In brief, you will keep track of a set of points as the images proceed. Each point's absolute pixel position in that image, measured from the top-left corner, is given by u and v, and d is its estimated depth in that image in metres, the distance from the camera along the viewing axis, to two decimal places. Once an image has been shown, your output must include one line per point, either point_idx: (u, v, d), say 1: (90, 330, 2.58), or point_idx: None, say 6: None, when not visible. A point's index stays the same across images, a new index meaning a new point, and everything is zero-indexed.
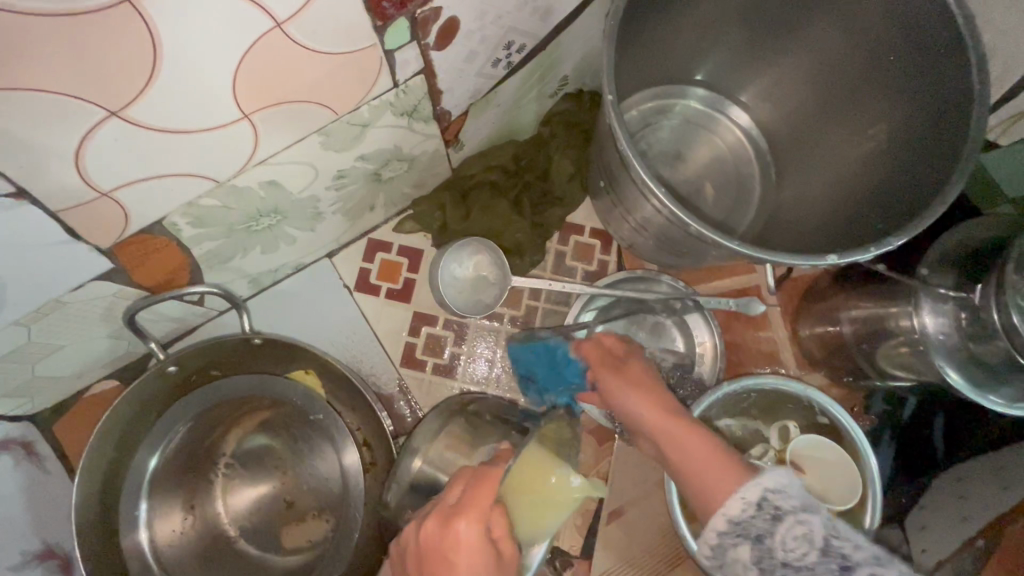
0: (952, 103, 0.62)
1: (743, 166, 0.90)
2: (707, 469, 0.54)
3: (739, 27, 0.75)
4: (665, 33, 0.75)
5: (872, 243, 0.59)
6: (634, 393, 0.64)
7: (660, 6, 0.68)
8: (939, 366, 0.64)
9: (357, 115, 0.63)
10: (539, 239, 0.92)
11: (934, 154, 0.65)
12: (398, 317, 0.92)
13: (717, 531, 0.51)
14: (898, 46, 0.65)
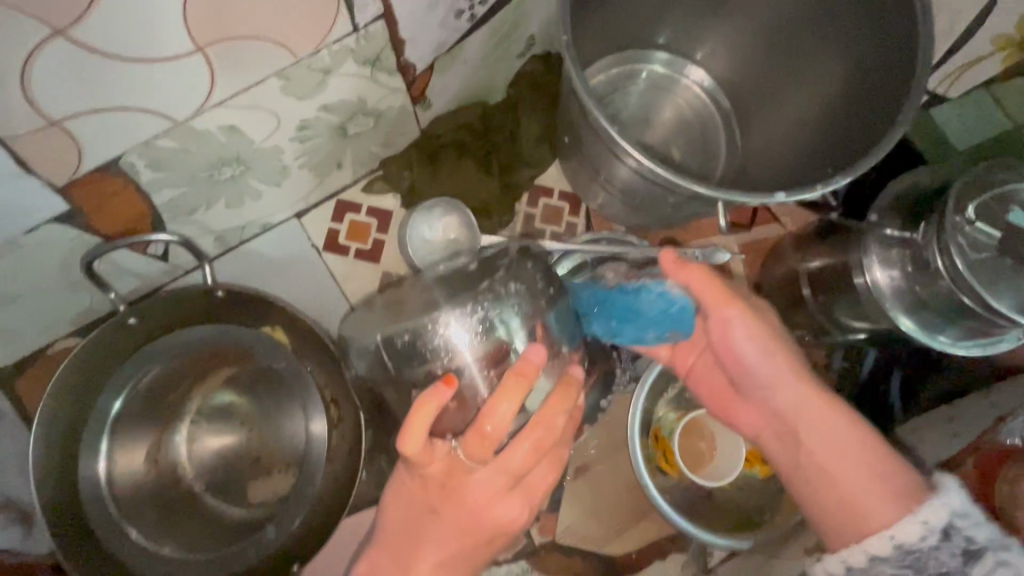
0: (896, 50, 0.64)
1: (707, 127, 0.91)
2: (868, 482, 0.55)
3: None
4: None
5: (821, 183, 0.61)
6: (773, 350, 0.63)
7: None
8: (893, 315, 0.67)
9: (317, 60, 0.63)
10: (508, 200, 0.93)
11: (884, 100, 0.67)
12: (369, 277, 0.93)
13: (871, 554, 0.51)
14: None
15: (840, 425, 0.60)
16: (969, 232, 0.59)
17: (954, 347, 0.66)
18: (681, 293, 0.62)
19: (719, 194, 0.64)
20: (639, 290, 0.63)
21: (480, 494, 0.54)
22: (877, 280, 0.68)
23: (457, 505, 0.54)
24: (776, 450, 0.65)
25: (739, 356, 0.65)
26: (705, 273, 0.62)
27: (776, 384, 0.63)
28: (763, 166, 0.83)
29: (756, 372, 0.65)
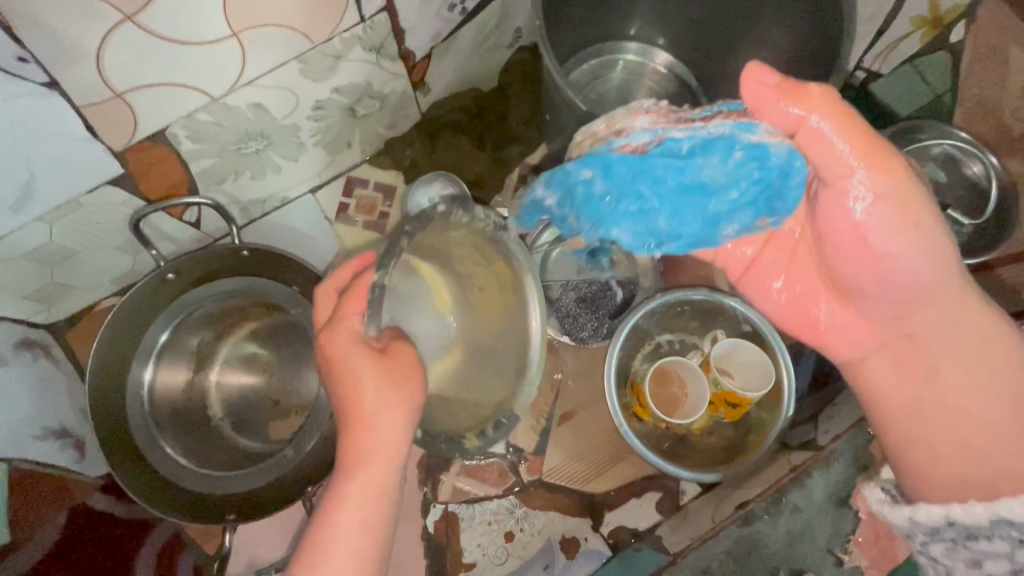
0: (823, 28, 0.76)
1: (679, 106, 1.02)
2: (1001, 431, 0.58)
3: None
4: None
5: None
6: (932, 259, 0.57)
7: None
8: None
9: (330, 46, 0.74)
10: (499, 174, 1.04)
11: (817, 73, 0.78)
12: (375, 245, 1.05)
13: (993, 516, 0.53)
14: None
15: (1015, 383, 0.58)
16: None
17: None
18: (778, 148, 0.57)
19: None
20: (711, 149, 0.58)
21: (340, 359, 0.55)
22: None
23: (339, 380, 0.56)
24: (887, 370, 0.64)
25: (896, 261, 0.58)
26: (845, 126, 0.52)
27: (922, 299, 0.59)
28: None
29: (910, 283, 0.59)
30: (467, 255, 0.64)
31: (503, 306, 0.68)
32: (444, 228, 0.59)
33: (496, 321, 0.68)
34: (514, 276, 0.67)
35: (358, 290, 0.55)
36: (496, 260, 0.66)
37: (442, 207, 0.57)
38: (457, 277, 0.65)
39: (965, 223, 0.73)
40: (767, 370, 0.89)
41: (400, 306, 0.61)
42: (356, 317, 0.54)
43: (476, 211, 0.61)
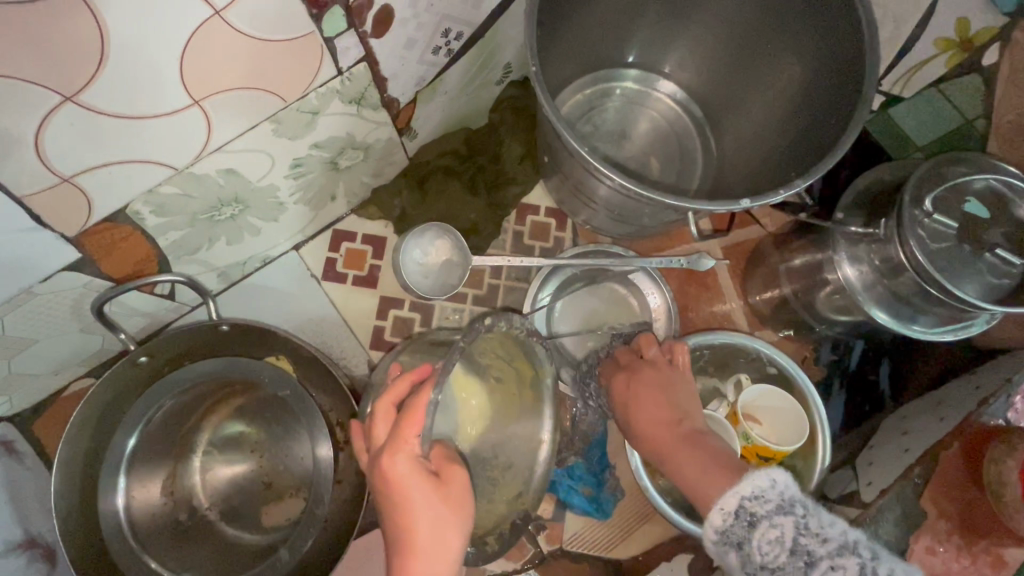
0: (843, 54, 0.71)
1: (684, 137, 0.99)
2: (702, 479, 0.62)
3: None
4: (590, 11, 0.82)
5: (782, 187, 0.67)
6: (641, 393, 0.73)
7: None
8: (867, 309, 0.69)
9: (305, 102, 0.67)
10: (495, 218, 0.97)
11: (835, 102, 0.73)
12: (366, 302, 0.97)
13: (716, 529, 0.58)
14: (790, 8, 0.75)
15: (689, 441, 0.66)
16: (929, 224, 0.62)
17: (926, 331, 0.68)
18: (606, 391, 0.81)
19: (695, 202, 0.70)
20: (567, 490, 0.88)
21: (399, 484, 0.55)
22: (846, 277, 0.70)
23: (393, 505, 0.56)
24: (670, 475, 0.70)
25: (630, 404, 0.74)
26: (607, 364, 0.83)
27: (649, 420, 0.71)
28: (738, 169, 0.90)
29: (638, 422, 0.72)
30: (490, 348, 0.67)
31: (520, 402, 0.69)
32: (482, 336, 0.63)
33: (517, 410, 0.69)
34: (534, 375, 0.69)
35: (417, 408, 0.55)
36: (518, 356, 0.68)
37: (488, 321, 0.61)
38: (479, 369, 0.68)
39: (1016, 263, 0.61)
40: (798, 416, 0.85)
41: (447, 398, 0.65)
42: (414, 440, 0.55)
43: (512, 319, 0.64)
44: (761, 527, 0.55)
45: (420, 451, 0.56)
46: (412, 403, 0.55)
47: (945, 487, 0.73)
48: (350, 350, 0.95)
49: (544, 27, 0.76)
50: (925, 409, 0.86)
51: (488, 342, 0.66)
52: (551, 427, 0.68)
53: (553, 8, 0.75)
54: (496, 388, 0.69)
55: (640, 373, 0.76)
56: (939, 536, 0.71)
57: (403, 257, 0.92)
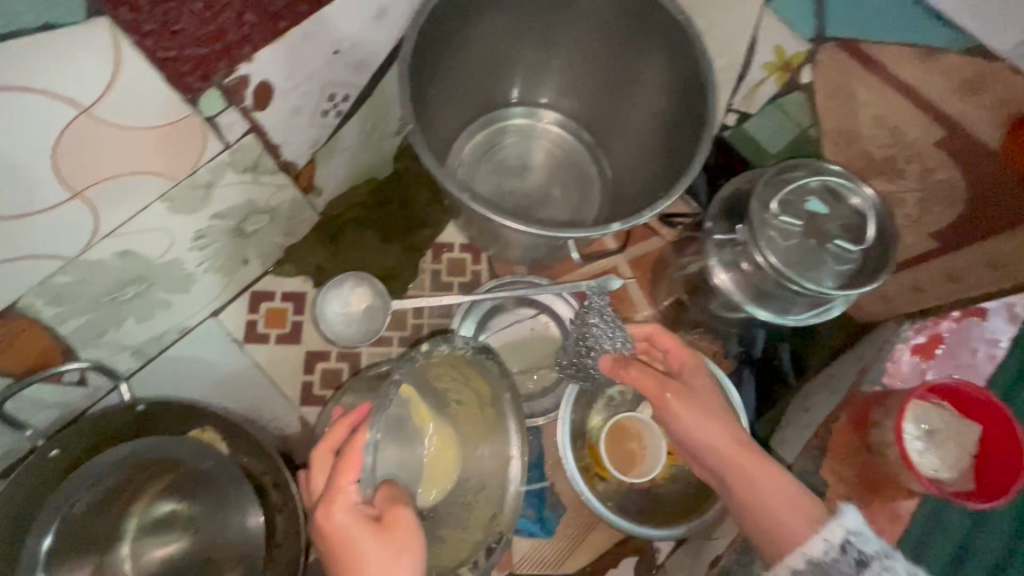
0: (689, 79, 0.80)
1: (580, 163, 1.06)
2: (784, 512, 0.65)
3: (525, 41, 0.91)
4: (466, 59, 0.88)
5: (647, 208, 0.75)
6: (705, 417, 0.70)
7: (448, 41, 0.82)
8: (745, 307, 0.77)
9: (196, 178, 0.69)
10: (411, 261, 1.00)
11: (691, 122, 0.82)
12: (292, 359, 0.97)
13: (791, 568, 0.63)
14: (640, 41, 0.84)
15: (765, 469, 0.67)
16: (779, 224, 0.71)
17: (800, 319, 0.76)
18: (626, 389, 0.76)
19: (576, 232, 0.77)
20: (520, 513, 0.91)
21: (339, 535, 0.57)
22: (723, 283, 0.78)
23: (342, 557, 0.58)
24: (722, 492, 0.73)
25: (691, 427, 0.70)
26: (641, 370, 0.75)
27: (717, 445, 0.69)
28: (631, 188, 0.98)
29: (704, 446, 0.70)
30: (444, 373, 0.71)
31: (484, 420, 0.73)
32: (428, 363, 0.68)
33: (481, 431, 0.73)
34: (492, 392, 0.73)
35: (353, 451, 0.58)
36: (473, 376, 0.72)
37: (425, 348, 0.66)
38: (438, 395, 0.72)
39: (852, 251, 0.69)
40: None
41: (393, 426, 0.65)
42: (351, 487, 0.58)
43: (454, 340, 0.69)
44: (870, 566, 0.61)
45: (359, 496, 0.58)
46: (348, 449, 0.58)
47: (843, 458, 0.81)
48: (281, 409, 0.95)
49: (424, 80, 0.82)
50: (822, 386, 0.94)
51: (440, 365, 0.70)
52: (518, 443, 0.71)
53: (429, 61, 0.81)
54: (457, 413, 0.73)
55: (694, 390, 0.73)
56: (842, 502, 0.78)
57: (325, 309, 0.94)
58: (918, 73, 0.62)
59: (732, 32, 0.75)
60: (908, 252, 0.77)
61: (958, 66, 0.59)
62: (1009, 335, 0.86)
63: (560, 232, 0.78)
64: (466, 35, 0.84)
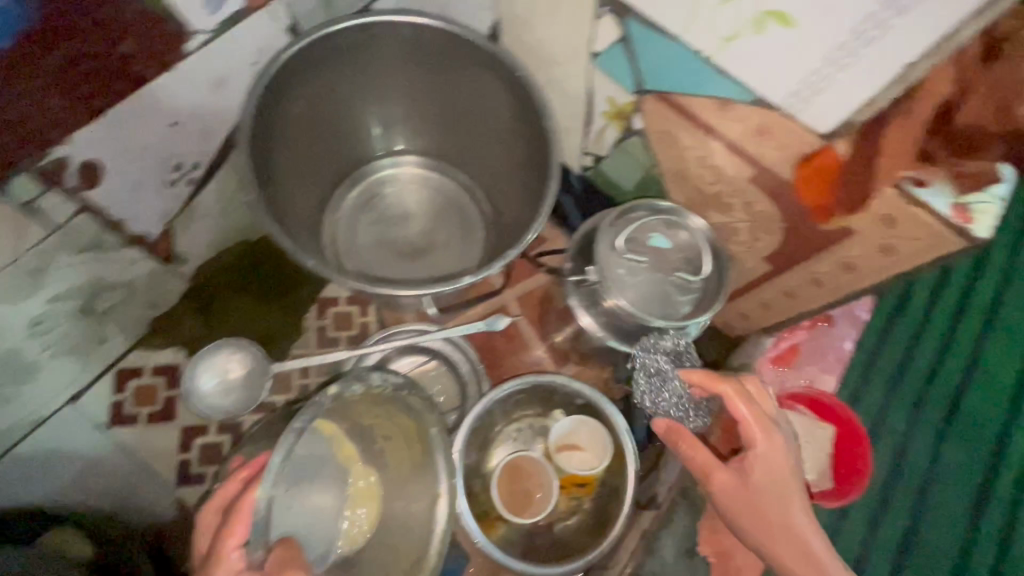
0: (536, 121, 0.80)
1: (465, 206, 1.02)
2: None
3: (381, 92, 0.88)
4: (319, 115, 0.85)
5: (498, 259, 0.77)
6: (786, 509, 0.67)
7: (289, 99, 0.78)
8: (608, 341, 0.81)
9: (21, 266, 0.66)
10: (292, 320, 0.98)
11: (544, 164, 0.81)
12: (166, 438, 0.91)
13: None
14: (490, 87, 0.83)
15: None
16: (626, 260, 0.76)
17: (658, 348, 0.80)
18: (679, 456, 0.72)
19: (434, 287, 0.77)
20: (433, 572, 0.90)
21: None
22: (587, 325, 0.81)
23: None
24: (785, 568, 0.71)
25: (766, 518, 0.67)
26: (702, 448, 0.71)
27: (773, 544, 0.66)
28: (509, 229, 0.95)
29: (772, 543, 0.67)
30: (368, 410, 0.71)
31: (412, 457, 0.71)
32: (346, 399, 0.68)
33: (410, 470, 0.71)
34: (419, 428, 0.70)
35: (240, 511, 0.58)
36: (398, 413, 0.71)
37: (333, 391, 0.65)
38: (360, 431, 0.73)
39: (692, 280, 0.75)
40: (604, 436, 0.93)
41: (302, 469, 0.67)
42: (234, 551, 0.58)
43: (370, 379, 0.68)
44: None
45: (244, 563, 0.58)
46: (236, 507, 0.58)
47: None
48: (157, 493, 0.89)
49: (271, 143, 0.78)
50: None
51: (363, 402, 0.69)
52: (446, 481, 0.67)
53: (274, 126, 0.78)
54: (393, 445, 0.73)
55: (754, 479, 0.67)
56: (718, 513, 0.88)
57: (196, 383, 0.89)
58: (722, 122, 0.67)
59: (574, 82, 0.80)
60: (750, 273, 0.85)
61: (748, 116, 0.64)
62: (853, 338, 0.95)
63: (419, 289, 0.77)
64: (312, 91, 0.81)
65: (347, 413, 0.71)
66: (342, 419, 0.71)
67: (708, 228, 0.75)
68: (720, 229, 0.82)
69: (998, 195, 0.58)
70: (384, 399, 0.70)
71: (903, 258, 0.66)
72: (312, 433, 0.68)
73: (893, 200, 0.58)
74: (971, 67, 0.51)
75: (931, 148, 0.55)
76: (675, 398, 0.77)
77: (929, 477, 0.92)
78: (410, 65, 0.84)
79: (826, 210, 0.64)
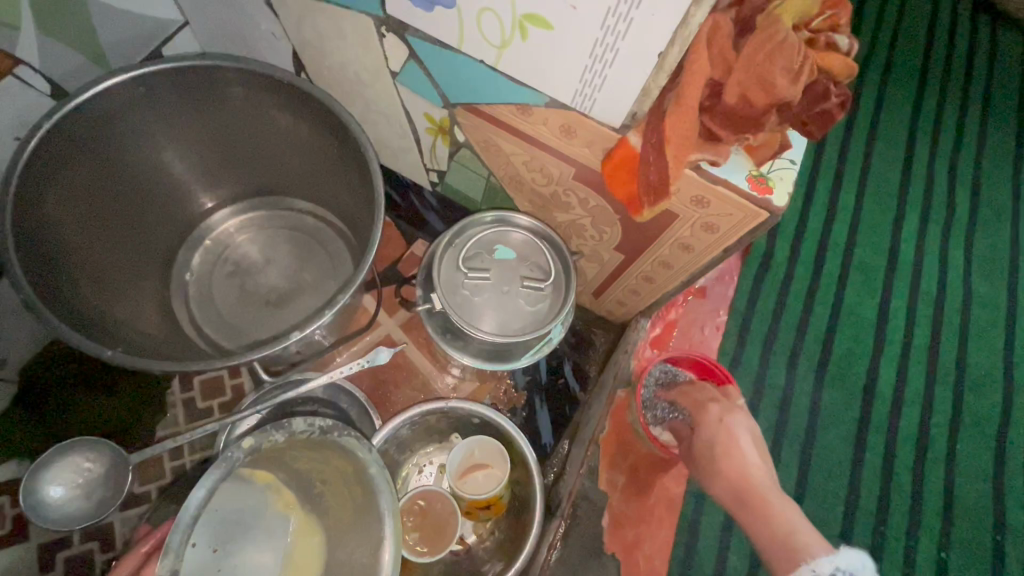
0: (342, 133, 0.72)
1: (319, 237, 0.93)
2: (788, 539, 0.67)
3: (178, 137, 0.79)
4: (109, 176, 0.75)
5: (330, 305, 0.72)
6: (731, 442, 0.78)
7: (57, 167, 0.67)
8: (482, 366, 0.78)
9: None
10: (150, 401, 0.90)
11: (367, 177, 0.73)
12: (24, 559, 0.82)
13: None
14: (288, 110, 0.75)
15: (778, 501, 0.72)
16: (470, 279, 0.73)
17: (529, 359, 0.79)
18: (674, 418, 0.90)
19: (266, 346, 0.70)
20: None
21: None
22: (457, 356, 0.78)
23: None
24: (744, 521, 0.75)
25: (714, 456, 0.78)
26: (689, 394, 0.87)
27: (721, 471, 0.76)
28: (360, 252, 0.87)
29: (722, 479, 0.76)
30: (301, 452, 0.59)
31: (354, 501, 0.58)
32: (272, 443, 0.58)
33: (353, 514, 0.57)
34: (356, 469, 0.58)
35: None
36: (331, 456, 0.59)
37: (247, 442, 0.57)
38: (300, 479, 0.59)
39: (541, 286, 0.73)
40: (496, 445, 0.91)
41: (227, 527, 0.54)
42: None
43: (292, 424, 0.59)
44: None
45: None
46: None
47: (613, 463, 0.92)
48: None
49: (42, 223, 0.67)
50: None
51: (291, 448, 0.59)
52: (390, 522, 0.55)
53: (54, 202, 0.69)
54: (336, 484, 0.59)
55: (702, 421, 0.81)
56: (624, 506, 0.90)
57: (41, 493, 0.78)
58: (528, 126, 0.65)
59: (388, 103, 0.77)
60: (609, 264, 0.84)
61: (551, 117, 0.62)
62: (725, 306, 1.00)
63: (249, 353, 0.70)
64: (87, 152, 0.71)
65: (274, 459, 0.59)
66: (276, 465, 0.59)
67: (544, 228, 0.74)
68: (569, 227, 0.81)
69: (792, 160, 0.60)
70: (314, 443, 0.59)
71: (725, 235, 0.65)
72: (237, 481, 0.56)
73: (695, 180, 0.59)
74: (726, 46, 0.51)
75: (712, 127, 0.55)
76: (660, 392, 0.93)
77: (812, 425, 0.95)
78: (199, 103, 0.75)
79: (637, 202, 0.62)
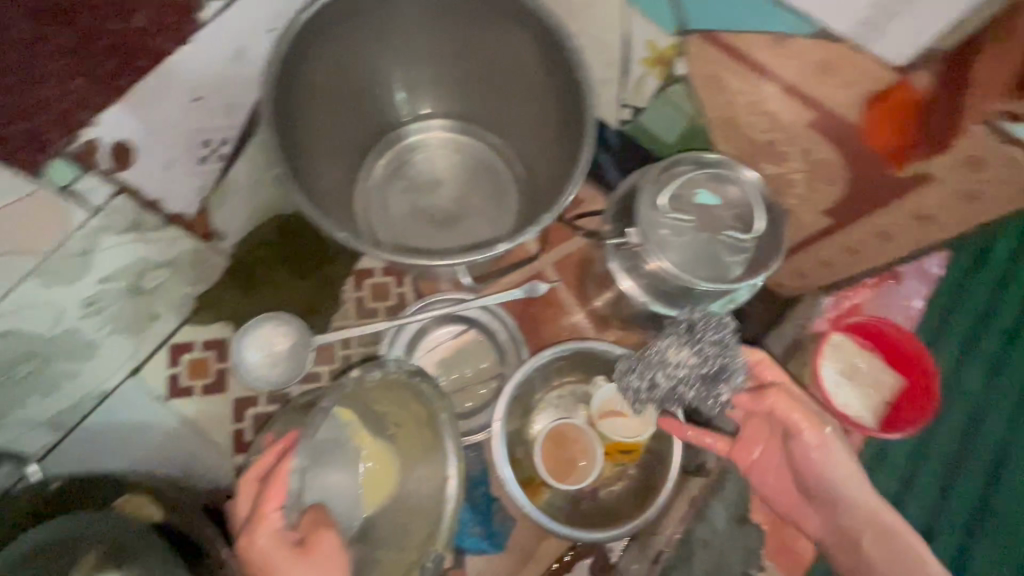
0: (564, 51, 0.71)
1: (495, 161, 0.95)
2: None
3: (393, 44, 0.81)
4: (335, 75, 0.79)
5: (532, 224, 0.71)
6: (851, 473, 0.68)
7: (302, 58, 0.72)
8: (659, 310, 0.77)
9: (66, 249, 0.69)
10: (330, 294, 0.98)
11: (582, 98, 0.73)
12: (221, 408, 0.94)
13: None
14: (508, 25, 0.75)
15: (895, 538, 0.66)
16: (670, 219, 0.71)
17: (711, 312, 0.75)
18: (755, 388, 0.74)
19: (463, 254, 0.72)
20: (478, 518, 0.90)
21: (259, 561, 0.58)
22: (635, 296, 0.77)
23: None
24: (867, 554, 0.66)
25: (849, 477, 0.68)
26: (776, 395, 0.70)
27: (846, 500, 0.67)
28: (543, 178, 0.88)
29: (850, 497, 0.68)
30: (381, 398, 0.72)
31: (422, 441, 0.72)
32: (363, 385, 0.69)
33: (417, 453, 0.72)
34: (428, 415, 0.70)
35: (277, 477, 0.59)
36: (410, 400, 0.71)
37: (355, 373, 0.68)
38: (374, 419, 0.74)
39: (743, 238, 0.70)
40: None
41: (321, 448, 0.70)
42: (273, 513, 0.58)
43: (388, 366, 0.69)
44: None
45: (284, 523, 0.58)
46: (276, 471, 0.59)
47: None
48: (215, 460, 0.94)
49: (286, 109, 0.73)
50: None
51: (376, 390, 0.71)
52: (454, 461, 0.67)
53: (295, 95, 0.75)
54: (402, 429, 0.74)
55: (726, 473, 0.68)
56: None
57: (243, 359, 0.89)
58: (775, 63, 0.60)
59: (608, 30, 0.75)
60: (808, 230, 0.78)
61: (810, 51, 0.58)
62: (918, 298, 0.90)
63: (448, 259, 0.72)
64: (324, 48, 0.75)
65: (362, 400, 0.72)
66: (356, 407, 0.72)
67: (757, 179, 0.70)
68: (774, 183, 0.75)
69: None
70: (399, 387, 0.70)
71: (989, 205, 0.60)
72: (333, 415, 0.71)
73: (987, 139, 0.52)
74: None
75: None
76: (689, 365, 0.69)
77: (1004, 446, 0.85)
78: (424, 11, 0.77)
79: (906, 154, 0.59)
